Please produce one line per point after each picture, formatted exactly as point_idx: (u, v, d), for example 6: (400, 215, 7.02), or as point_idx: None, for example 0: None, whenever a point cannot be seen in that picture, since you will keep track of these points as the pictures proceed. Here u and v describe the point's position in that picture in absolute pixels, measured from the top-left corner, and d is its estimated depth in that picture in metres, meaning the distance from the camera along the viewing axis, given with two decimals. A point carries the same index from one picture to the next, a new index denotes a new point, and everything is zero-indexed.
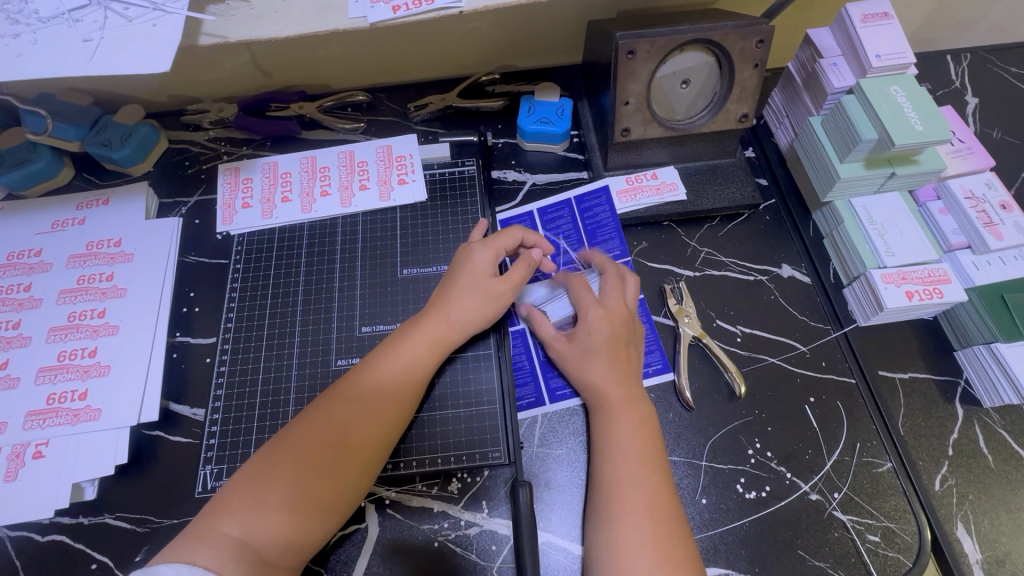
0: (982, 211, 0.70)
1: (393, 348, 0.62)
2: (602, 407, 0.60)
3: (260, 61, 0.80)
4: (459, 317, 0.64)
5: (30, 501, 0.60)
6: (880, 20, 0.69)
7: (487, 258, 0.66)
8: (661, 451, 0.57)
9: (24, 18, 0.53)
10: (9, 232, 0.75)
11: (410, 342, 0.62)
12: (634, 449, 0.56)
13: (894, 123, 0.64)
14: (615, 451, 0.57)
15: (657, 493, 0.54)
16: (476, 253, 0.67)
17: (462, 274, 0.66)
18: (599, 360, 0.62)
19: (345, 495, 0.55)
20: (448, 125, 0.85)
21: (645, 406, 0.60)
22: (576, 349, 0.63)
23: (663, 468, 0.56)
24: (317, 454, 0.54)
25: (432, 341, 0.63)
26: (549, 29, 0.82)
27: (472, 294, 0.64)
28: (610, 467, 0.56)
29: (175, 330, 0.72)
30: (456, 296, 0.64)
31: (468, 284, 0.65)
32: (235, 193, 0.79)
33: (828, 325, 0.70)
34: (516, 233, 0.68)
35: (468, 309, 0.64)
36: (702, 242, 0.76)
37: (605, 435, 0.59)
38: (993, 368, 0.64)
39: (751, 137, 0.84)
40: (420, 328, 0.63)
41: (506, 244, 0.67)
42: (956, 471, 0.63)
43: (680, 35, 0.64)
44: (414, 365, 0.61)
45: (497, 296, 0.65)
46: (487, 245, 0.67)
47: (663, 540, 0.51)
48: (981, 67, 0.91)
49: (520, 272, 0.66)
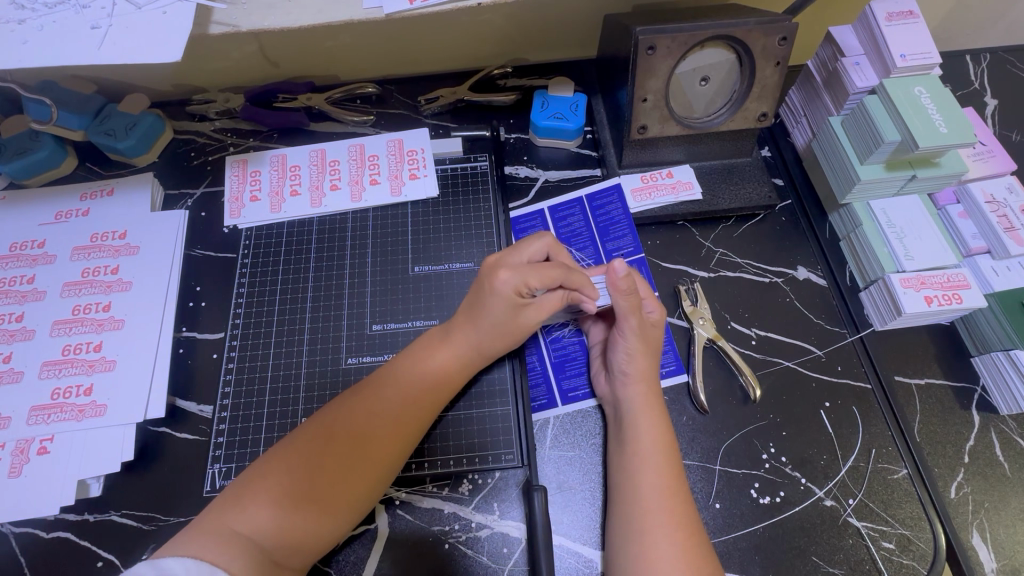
0: (1003, 216, 0.69)
1: (422, 354, 0.61)
2: (619, 414, 0.60)
3: (267, 50, 0.78)
4: (485, 344, 0.62)
5: (35, 497, 0.59)
6: (905, 19, 0.68)
7: (516, 280, 0.61)
8: (677, 456, 0.57)
9: (29, 3, 0.51)
10: (12, 222, 0.73)
11: (438, 350, 0.61)
12: (651, 455, 0.56)
13: (917, 125, 0.63)
14: (631, 457, 0.57)
15: (674, 498, 0.54)
16: (500, 275, 0.61)
17: (489, 298, 0.61)
18: (649, 356, 0.61)
19: (359, 499, 0.54)
20: (459, 119, 0.84)
21: (661, 411, 0.60)
22: (639, 337, 0.61)
23: (680, 474, 0.56)
24: (333, 453, 0.53)
25: (459, 360, 0.61)
26: (563, 22, 0.80)
27: (501, 324, 0.61)
28: (629, 473, 0.56)
29: (181, 325, 0.71)
30: (482, 321, 0.61)
31: (494, 311, 0.60)
32: (243, 186, 0.77)
33: (843, 328, 0.69)
34: (545, 243, 0.65)
35: (497, 335, 0.61)
36: (716, 243, 0.75)
37: (623, 443, 0.59)
38: (1011, 375, 0.63)
39: (767, 136, 0.82)
40: (448, 343, 0.61)
41: (555, 276, 0.61)
42: (972, 479, 0.62)
43: (701, 31, 0.62)
44: (441, 376, 0.60)
45: (519, 318, 0.61)
46: (514, 270, 0.61)
47: (696, 545, 0.52)
48: (1000, 68, 0.89)
49: (553, 304, 0.62)
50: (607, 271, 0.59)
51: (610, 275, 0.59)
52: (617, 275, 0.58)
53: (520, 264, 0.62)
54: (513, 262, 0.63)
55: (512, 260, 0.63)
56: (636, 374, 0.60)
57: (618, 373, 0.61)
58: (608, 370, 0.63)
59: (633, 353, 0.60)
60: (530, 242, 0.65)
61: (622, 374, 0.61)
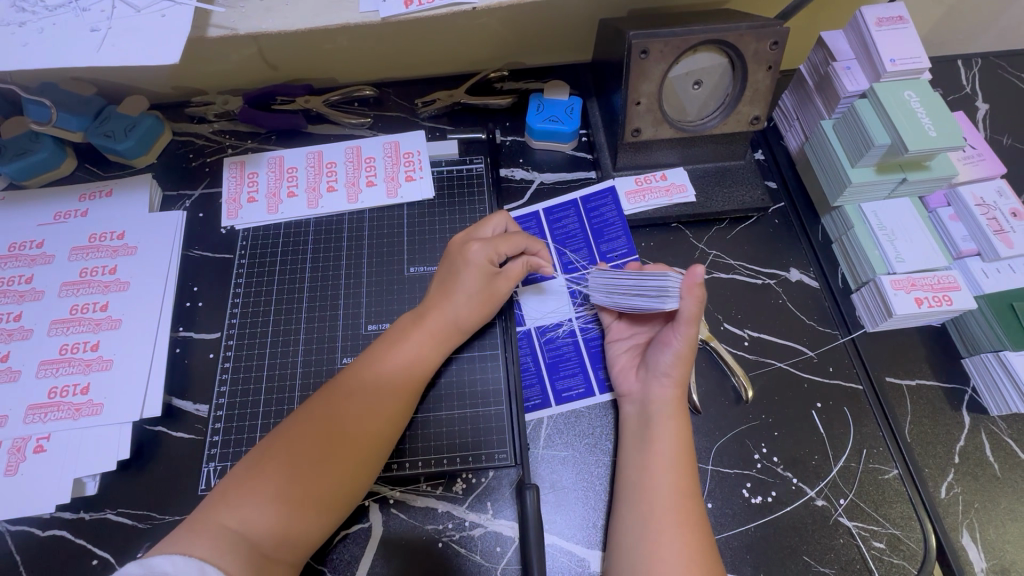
0: (993, 218, 0.69)
1: (395, 343, 0.61)
2: (645, 414, 0.60)
3: (266, 53, 0.79)
4: (462, 318, 0.64)
5: (31, 495, 0.59)
6: (894, 24, 0.69)
7: (487, 251, 0.64)
8: (692, 460, 0.58)
9: (30, 6, 0.52)
10: (10, 223, 0.74)
11: (412, 337, 0.62)
12: (672, 457, 0.57)
13: (907, 128, 0.64)
14: (651, 458, 0.57)
15: (689, 501, 0.55)
16: (471, 248, 0.64)
17: (461, 274, 0.64)
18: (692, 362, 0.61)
19: (347, 490, 0.54)
20: (456, 122, 0.85)
21: (686, 414, 0.60)
22: (691, 343, 0.59)
23: (695, 478, 0.57)
24: (317, 447, 0.54)
25: (433, 340, 0.63)
26: (559, 26, 0.81)
27: (475, 295, 0.64)
28: (645, 474, 0.57)
29: (178, 325, 0.71)
30: (457, 296, 0.64)
31: (468, 284, 0.64)
32: (240, 187, 0.78)
33: (836, 330, 0.70)
34: (501, 218, 0.68)
35: (473, 307, 0.64)
36: (710, 245, 0.75)
37: (644, 443, 0.59)
38: (1000, 376, 0.64)
39: (761, 139, 0.83)
40: (422, 325, 0.63)
41: (517, 241, 0.66)
42: (962, 479, 0.62)
43: (693, 36, 0.63)
44: (416, 361, 0.61)
45: (495, 289, 0.65)
46: (484, 242, 0.65)
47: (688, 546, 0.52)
48: (992, 72, 0.90)
49: (518, 273, 0.66)
50: (687, 274, 0.57)
51: (690, 277, 0.56)
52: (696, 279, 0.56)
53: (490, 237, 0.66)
54: (483, 236, 0.66)
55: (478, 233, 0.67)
56: (675, 377, 0.60)
57: (658, 373, 0.60)
58: (642, 368, 0.63)
59: (681, 357, 0.60)
60: (497, 216, 0.68)
61: (662, 375, 0.60)
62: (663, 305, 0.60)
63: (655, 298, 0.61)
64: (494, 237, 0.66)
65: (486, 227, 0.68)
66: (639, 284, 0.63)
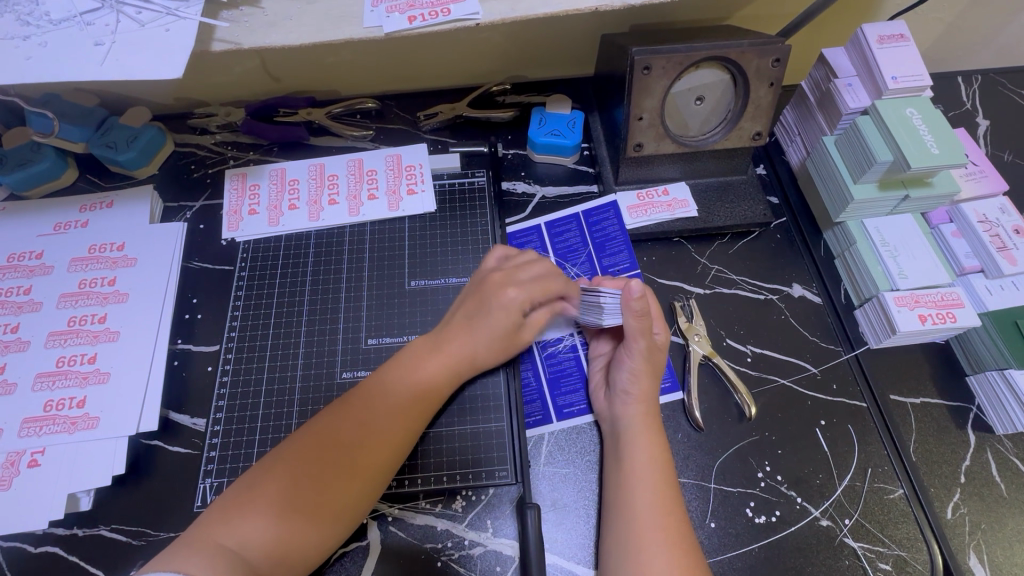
0: (996, 235, 0.69)
1: (407, 364, 0.61)
2: (616, 432, 0.60)
3: (269, 65, 0.79)
4: (481, 354, 0.63)
5: (24, 510, 0.58)
6: (896, 42, 0.69)
7: (521, 299, 0.64)
8: (671, 469, 0.57)
9: (35, 20, 0.52)
10: (10, 233, 0.73)
11: (426, 362, 0.61)
12: (647, 472, 0.56)
13: (909, 145, 0.64)
14: (628, 473, 0.57)
15: (670, 516, 0.54)
16: (507, 292, 0.64)
17: (487, 310, 0.63)
18: (652, 377, 0.61)
19: (351, 506, 0.54)
20: (458, 134, 0.85)
21: (658, 428, 0.59)
22: (644, 358, 0.60)
23: (675, 491, 0.56)
24: (323, 461, 0.53)
25: (450, 367, 0.61)
26: (561, 41, 0.81)
27: (498, 337, 0.63)
28: (625, 488, 0.56)
29: (176, 337, 0.71)
30: (480, 330, 0.63)
31: (495, 325, 0.63)
32: (241, 199, 0.78)
33: (839, 347, 0.69)
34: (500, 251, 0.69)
35: (493, 347, 0.63)
36: (712, 259, 0.75)
37: (619, 458, 0.58)
38: (1005, 394, 0.63)
39: (762, 154, 0.83)
40: (440, 350, 0.62)
41: (553, 287, 0.65)
42: (969, 500, 0.62)
43: (695, 52, 0.63)
44: (431, 383, 0.60)
45: (517, 336, 0.64)
46: (521, 288, 0.64)
47: (686, 566, 0.51)
48: (992, 89, 0.90)
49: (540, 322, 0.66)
50: (621, 291, 0.58)
51: (624, 293, 0.57)
52: (630, 295, 0.57)
53: (527, 280, 0.65)
54: (522, 279, 0.65)
55: (514, 273, 0.66)
56: (639, 394, 0.60)
57: (618, 392, 0.61)
58: (608, 387, 0.63)
59: (637, 373, 0.60)
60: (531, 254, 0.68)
61: (624, 392, 0.60)
62: (604, 320, 0.63)
63: (595, 314, 0.64)
64: (533, 280, 0.65)
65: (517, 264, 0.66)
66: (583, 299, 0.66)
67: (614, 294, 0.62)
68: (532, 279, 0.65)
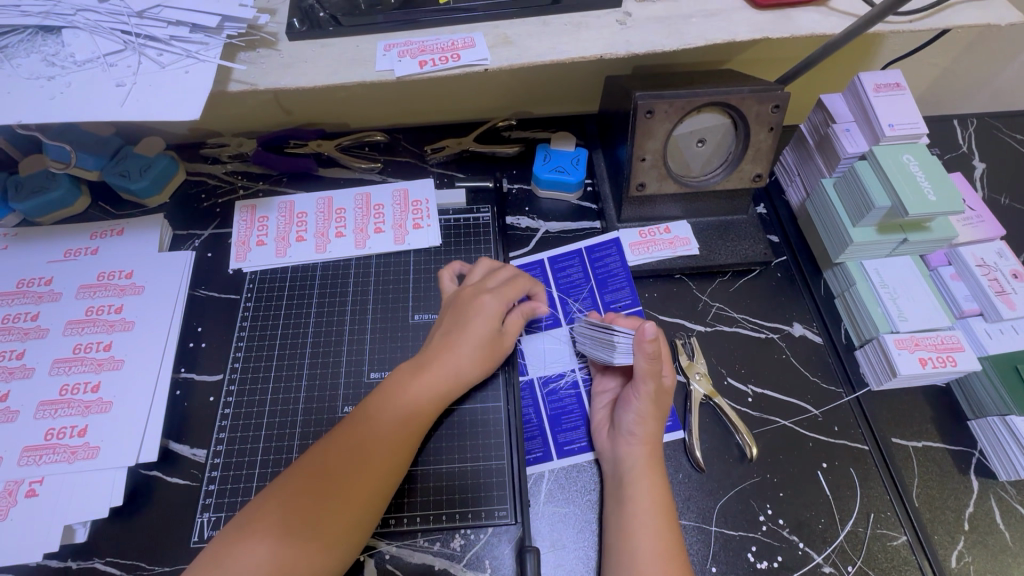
0: (994, 279, 0.70)
1: (396, 391, 0.60)
2: (618, 475, 0.60)
3: (282, 99, 0.81)
4: (464, 367, 0.63)
5: (18, 543, 0.58)
6: (892, 91, 0.71)
7: (497, 305, 0.65)
8: (673, 514, 0.57)
9: (60, 60, 0.54)
10: (21, 259, 0.74)
11: (411, 386, 0.61)
12: (648, 518, 0.55)
13: (904, 192, 0.65)
14: (628, 517, 0.56)
15: (669, 562, 0.53)
16: (483, 300, 0.65)
17: (466, 320, 0.64)
18: (658, 420, 0.61)
19: (350, 532, 0.54)
20: (464, 168, 0.86)
21: (662, 475, 0.59)
22: (652, 401, 0.60)
23: (676, 536, 0.55)
24: (319, 489, 0.53)
25: (435, 388, 0.61)
26: (567, 80, 0.84)
27: (478, 345, 0.63)
28: (624, 533, 0.56)
29: (180, 365, 0.71)
30: (462, 345, 0.63)
31: (476, 335, 0.63)
32: (250, 231, 0.79)
33: (841, 388, 0.70)
34: (484, 264, 0.71)
35: (474, 361, 0.63)
36: (713, 297, 0.76)
37: (619, 502, 0.58)
38: (1007, 440, 0.63)
39: (762, 194, 0.85)
40: (425, 372, 0.62)
41: (523, 285, 0.68)
42: (973, 548, 0.61)
43: (697, 97, 0.65)
44: (418, 405, 0.60)
45: (498, 344, 0.65)
46: (495, 293, 0.66)
47: None
48: (988, 132, 0.92)
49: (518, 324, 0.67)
50: (636, 331, 0.57)
51: (640, 335, 0.56)
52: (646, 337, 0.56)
53: (497, 286, 0.68)
54: (492, 285, 0.68)
55: (487, 281, 0.68)
56: (644, 436, 0.60)
57: (624, 434, 0.60)
58: (612, 427, 0.63)
59: (643, 417, 0.60)
60: (523, 287, 0.68)
61: (628, 434, 0.60)
62: (613, 358, 0.62)
63: (607, 351, 0.63)
64: (502, 285, 0.68)
65: (487, 277, 0.69)
66: (597, 334, 0.65)
67: (629, 335, 0.61)
68: (502, 285, 0.68)
